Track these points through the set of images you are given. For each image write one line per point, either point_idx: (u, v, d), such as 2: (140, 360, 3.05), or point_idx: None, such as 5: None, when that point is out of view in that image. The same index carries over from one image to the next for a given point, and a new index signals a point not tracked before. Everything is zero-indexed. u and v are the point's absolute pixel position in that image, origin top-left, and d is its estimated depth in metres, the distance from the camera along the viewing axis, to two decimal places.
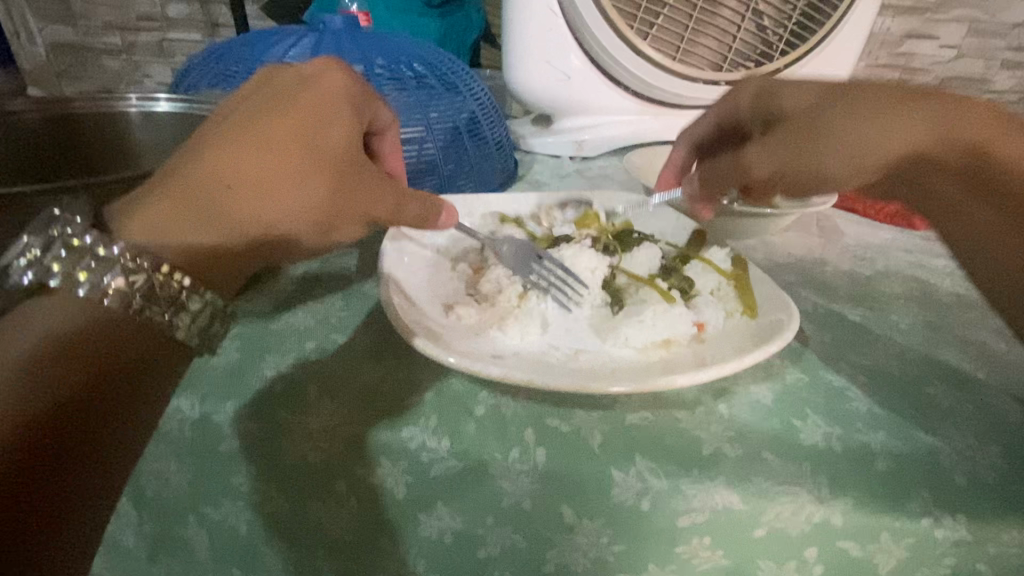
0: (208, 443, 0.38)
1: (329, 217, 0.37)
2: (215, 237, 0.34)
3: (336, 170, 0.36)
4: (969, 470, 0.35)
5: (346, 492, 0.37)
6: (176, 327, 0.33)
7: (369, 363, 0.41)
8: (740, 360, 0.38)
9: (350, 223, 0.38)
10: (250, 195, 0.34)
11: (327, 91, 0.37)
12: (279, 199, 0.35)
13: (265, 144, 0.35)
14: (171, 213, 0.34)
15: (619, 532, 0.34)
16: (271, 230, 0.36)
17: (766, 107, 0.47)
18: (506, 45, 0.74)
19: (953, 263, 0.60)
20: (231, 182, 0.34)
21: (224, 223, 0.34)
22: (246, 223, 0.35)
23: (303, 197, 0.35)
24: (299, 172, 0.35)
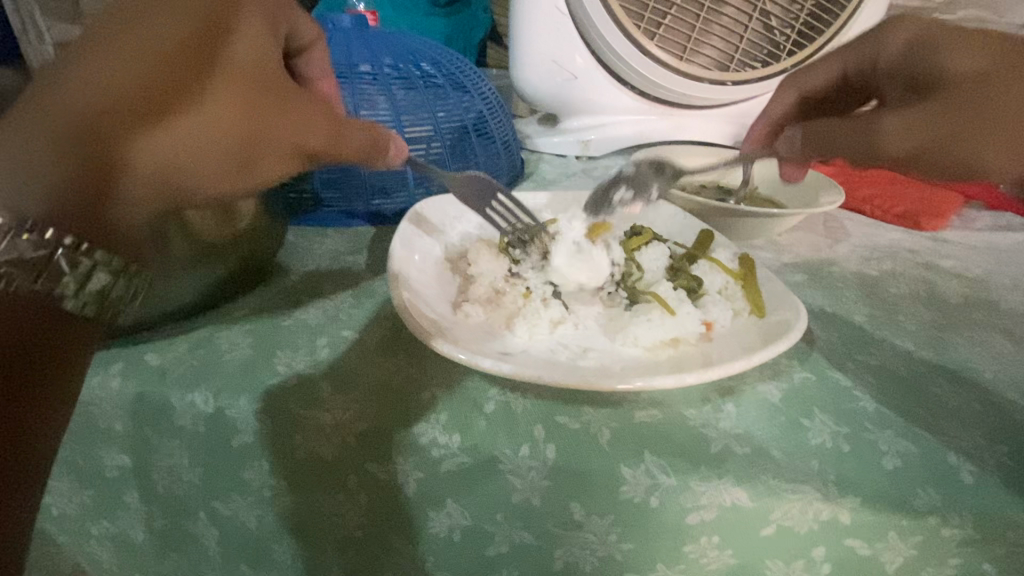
0: (221, 438, 0.38)
1: (246, 149, 0.34)
2: (74, 175, 0.27)
3: (248, 86, 0.34)
4: (976, 469, 0.35)
5: (358, 487, 0.37)
6: (62, 296, 0.28)
7: (380, 359, 0.41)
8: (748, 359, 0.38)
9: (270, 160, 0.36)
10: (132, 115, 0.29)
11: (232, 5, 0.36)
12: (177, 124, 0.30)
13: (157, 62, 0.30)
14: (16, 143, 0.27)
15: (628, 528, 0.34)
16: (177, 172, 0.31)
17: (841, 135, 0.50)
18: (513, 44, 0.75)
19: (960, 264, 0.60)
20: (105, 101, 0.29)
21: (92, 155, 0.28)
22: (142, 163, 0.29)
23: (209, 121, 0.32)
24: (205, 92, 0.32)
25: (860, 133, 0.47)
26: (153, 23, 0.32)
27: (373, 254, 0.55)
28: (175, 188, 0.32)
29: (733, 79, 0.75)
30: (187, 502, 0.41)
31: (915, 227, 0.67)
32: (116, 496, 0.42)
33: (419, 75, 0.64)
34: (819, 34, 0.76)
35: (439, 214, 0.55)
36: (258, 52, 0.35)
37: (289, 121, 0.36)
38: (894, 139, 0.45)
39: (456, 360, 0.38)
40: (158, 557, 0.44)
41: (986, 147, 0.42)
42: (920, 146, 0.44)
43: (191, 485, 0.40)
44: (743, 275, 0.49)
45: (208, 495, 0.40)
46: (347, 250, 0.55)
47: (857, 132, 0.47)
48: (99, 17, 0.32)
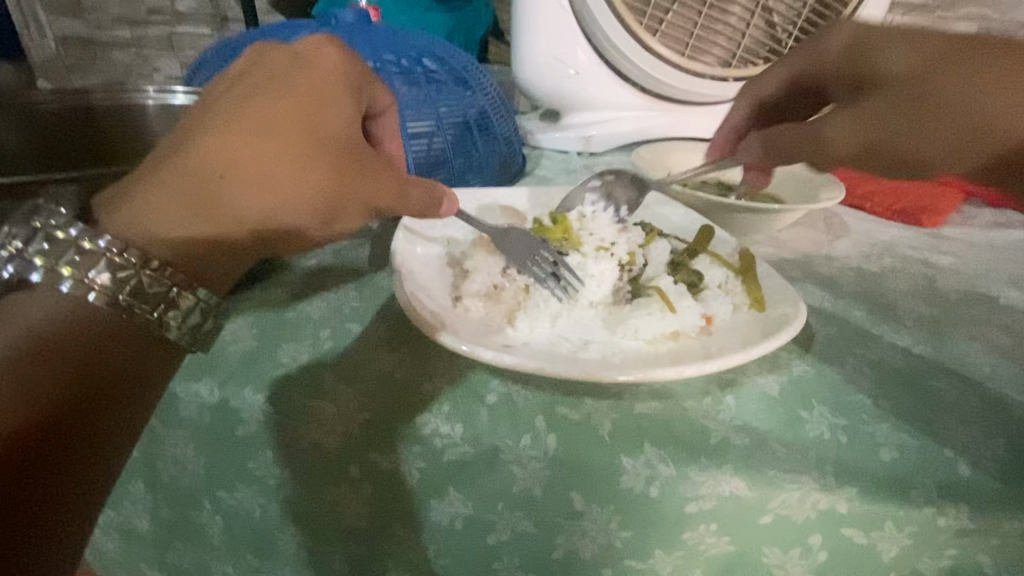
0: (226, 427, 0.39)
1: (329, 208, 0.37)
2: (216, 226, 0.34)
3: (327, 154, 0.36)
4: (972, 461, 0.35)
5: (361, 477, 0.38)
6: (166, 327, 0.33)
7: (383, 352, 0.42)
8: (746, 351, 0.38)
9: (345, 216, 0.38)
10: (246, 181, 0.34)
11: (321, 78, 0.38)
12: (277, 190, 0.35)
13: (274, 133, 0.35)
14: (159, 201, 0.34)
15: (627, 518, 0.35)
16: (271, 223, 0.36)
17: (858, 66, 0.44)
18: (516, 39, 0.75)
19: (959, 261, 0.60)
20: (224, 172, 0.34)
21: (214, 214, 0.34)
22: (248, 213, 0.35)
23: (293, 188, 0.35)
24: (296, 162, 0.35)
25: (820, 155, 0.44)
26: (255, 95, 0.36)
27: (375, 247, 0.56)
28: (266, 233, 0.36)
29: (735, 75, 0.76)
30: (192, 491, 0.41)
31: (916, 223, 0.67)
32: (121, 485, 0.42)
33: (423, 71, 0.65)
34: (825, 30, 0.75)
35: None
36: (347, 124, 0.38)
37: (344, 181, 0.36)
38: (924, 147, 0.41)
39: (458, 351, 0.38)
40: (163, 546, 0.44)
41: (917, 134, 0.41)
42: (866, 143, 0.42)
43: (195, 475, 0.41)
44: (743, 269, 0.49)
45: (213, 485, 0.41)
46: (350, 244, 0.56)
47: (818, 150, 0.44)
48: (217, 97, 0.37)
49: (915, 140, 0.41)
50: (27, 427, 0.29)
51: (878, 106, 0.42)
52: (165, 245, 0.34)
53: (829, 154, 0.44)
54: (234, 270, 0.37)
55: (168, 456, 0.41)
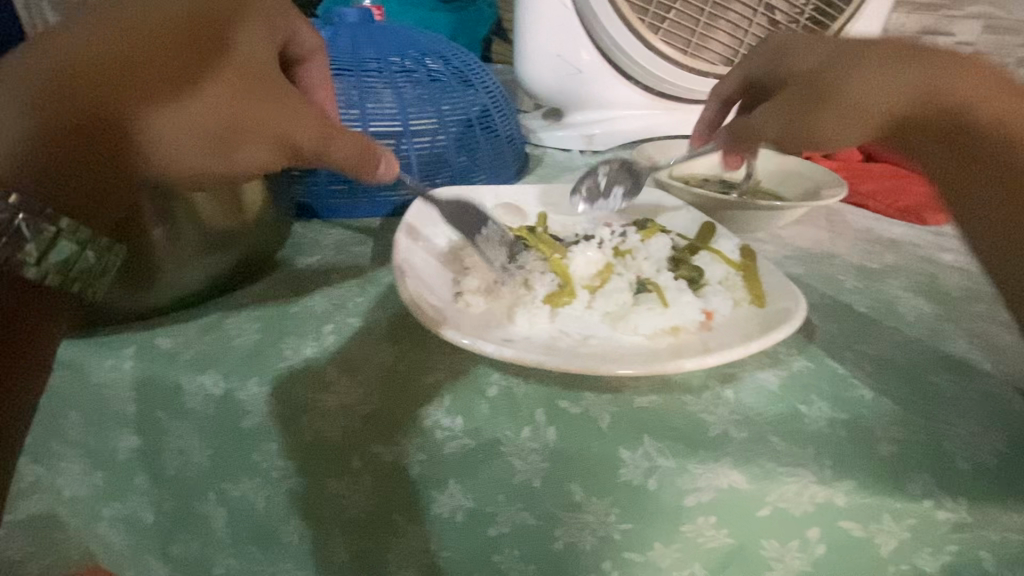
0: (231, 419, 0.39)
1: (226, 133, 0.35)
2: (89, 148, 0.32)
3: (230, 77, 0.36)
4: (971, 455, 0.36)
5: (362, 468, 0.38)
6: (27, 263, 0.32)
7: (385, 346, 0.42)
8: (746, 346, 0.38)
9: (247, 146, 0.37)
10: (129, 95, 0.33)
11: (243, 10, 0.40)
12: (170, 108, 0.34)
13: (171, 43, 0.34)
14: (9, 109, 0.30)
15: (627, 510, 0.35)
16: (141, 139, 0.33)
17: (777, 59, 0.51)
18: (518, 38, 0.76)
19: (962, 258, 0.60)
20: (101, 83, 0.32)
21: (86, 134, 0.31)
22: (113, 114, 0.32)
23: (189, 107, 0.34)
24: (194, 79, 0.34)
25: (828, 95, 0.44)
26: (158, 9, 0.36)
27: (379, 244, 0.56)
28: (137, 148, 0.33)
29: None
30: (197, 483, 0.42)
31: (920, 222, 0.67)
32: (127, 478, 0.43)
33: (425, 68, 0.65)
34: (825, 29, 0.76)
35: (446, 204, 0.56)
36: (259, 54, 0.39)
37: (243, 109, 0.36)
38: (867, 89, 0.43)
39: (458, 343, 0.38)
40: (167, 539, 0.45)
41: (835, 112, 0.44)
42: (883, 98, 0.42)
43: (200, 467, 0.41)
44: (744, 265, 0.49)
45: (217, 477, 0.41)
46: (353, 241, 0.57)
47: (841, 108, 0.44)
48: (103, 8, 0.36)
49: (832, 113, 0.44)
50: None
51: (848, 94, 0.43)
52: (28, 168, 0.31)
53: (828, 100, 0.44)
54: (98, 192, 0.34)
55: (174, 449, 0.41)
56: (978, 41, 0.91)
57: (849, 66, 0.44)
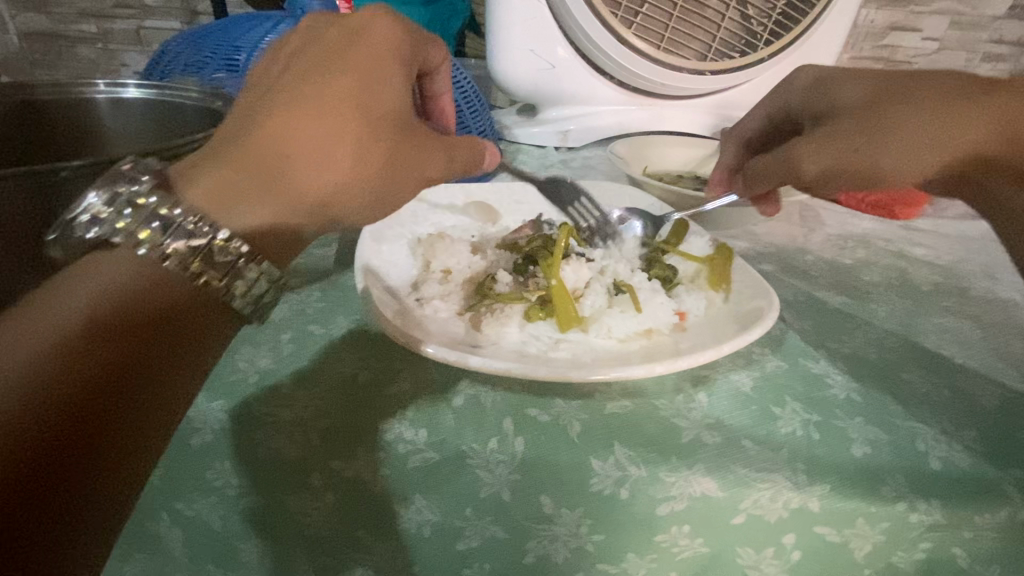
0: (175, 438, 0.36)
1: (381, 194, 0.38)
2: (287, 218, 0.34)
3: (383, 131, 0.36)
4: (943, 455, 0.35)
5: (320, 485, 0.34)
6: (233, 295, 0.31)
7: (347, 355, 0.40)
8: (718, 348, 0.38)
9: (401, 184, 0.39)
10: (315, 160, 0.34)
11: (375, 52, 0.37)
12: (337, 174, 0.35)
13: (317, 113, 0.34)
14: (224, 179, 0.32)
15: (598, 520, 0.32)
16: (334, 205, 0.36)
17: (801, 177, 0.49)
18: (487, 30, 0.73)
19: (930, 252, 0.61)
20: (289, 153, 0.33)
21: (284, 200, 0.33)
22: (310, 195, 0.34)
23: (354, 165, 0.35)
24: (356, 138, 0.35)
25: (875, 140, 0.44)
26: (292, 80, 0.35)
27: (343, 246, 0.54)
28: (330, 215, 0.36)
29: (711, 70, 0.75)
30: None
31: (890, 216, 0.68)
32: None
33: None
34: (796, 24, 0.76)
35: (415, 204, 0.54)
36: (398, 101, 0.37)
37: (394, 163, 0.37)
38: (885, 157, 0.44)
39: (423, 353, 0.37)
40: None
41: (885, 153, 0.44)
42: (850, 161, 0.46)
43: None
44: (711, 258, 0.49)
45: None
46: (316, 243, 0.54)
47: (870, 134, 0.45)
48: (283, 72, 0.36)
49: (878, 157, 0.45)
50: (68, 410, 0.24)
51: (846, 130, 0.46)
52: (254, 237, 0.33)
53: (878, 139, 0.44)
54: (298, 243, 0.36)
55: None
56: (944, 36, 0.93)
57: (868, 142, 0.45)
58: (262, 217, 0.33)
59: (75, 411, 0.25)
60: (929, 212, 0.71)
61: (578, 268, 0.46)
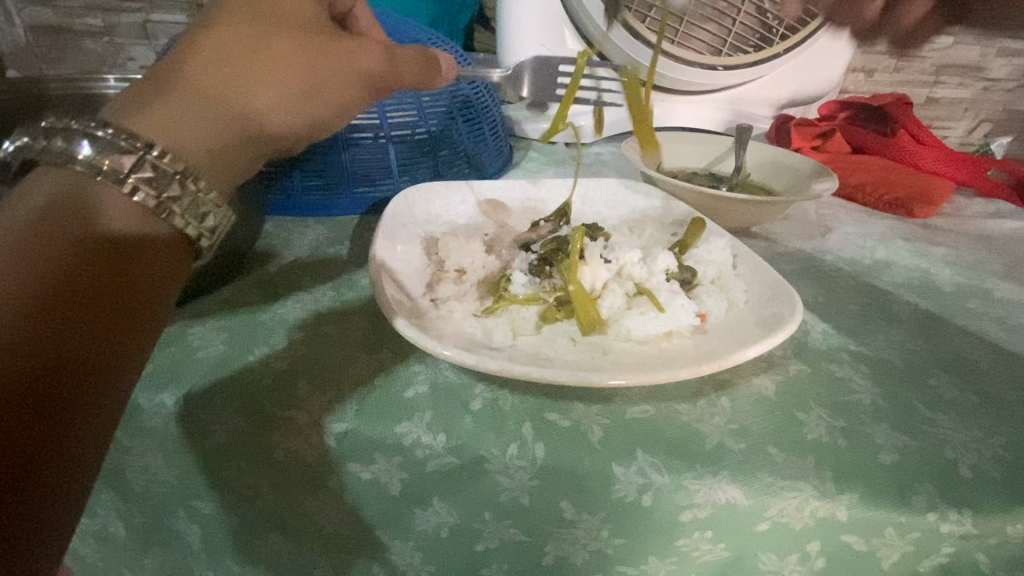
0: (193, 439, 0.36)
1: (310, 97, 0.36)
2: (210, 132, 0.33)
3: (302, 57, 0.35)
4: (973, 463, 0.34)
5: (340, 488, 0.35)
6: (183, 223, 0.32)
7: (361, 355, 0.40)
8: (742, 352, 0.37)
9: (328, 87, 0.37)
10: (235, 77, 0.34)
11: None
12: (263, 84, 0.34)
13: (231, 42, 0.34)
14: (163, 113, 0.32)
15: (620, 525, 0.33)
16: (252, 112, 0.34)
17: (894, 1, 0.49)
18: (500, 27, 0.73)
19: (951, 252, 0.60)
20: (221, 59, 0.33)
21: (211, 115, 0.33)
22: (224, 104, 0.33)
23: (278, 84, 0.35)
24: (280, 64, 0.34)
25: None
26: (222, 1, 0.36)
27: (355, 245, 0.54)
28: (252, 127, 0.35)
29: (726, 64, 0.73)
30: (166, 501, 0.38)
31: (907, 214, 0.67)
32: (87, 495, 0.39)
33: None
34: (812, 18, 0.74)
35: (425, 201, 0.53)
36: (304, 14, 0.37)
37: (308, 62, 0.36)
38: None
39: (399, 330, 0.38)
40: (134, 561, 0.41)
41: None
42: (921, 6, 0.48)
43: (165, 487, 0.38)
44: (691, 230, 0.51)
45: (183, 496, 0.37)
46: (328, 242, 0.54)
47: None
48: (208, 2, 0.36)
49: None
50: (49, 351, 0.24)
51: None
52: (159, 136, 0.32)
53: None
54: (216, 148, 0.34)
55: (133, 470, 0.38)
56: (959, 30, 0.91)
57: None
58: (186, 121, 0.33)
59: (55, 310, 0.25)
60: (947, 211, 0.70)
61: (595, 267, 0.45)
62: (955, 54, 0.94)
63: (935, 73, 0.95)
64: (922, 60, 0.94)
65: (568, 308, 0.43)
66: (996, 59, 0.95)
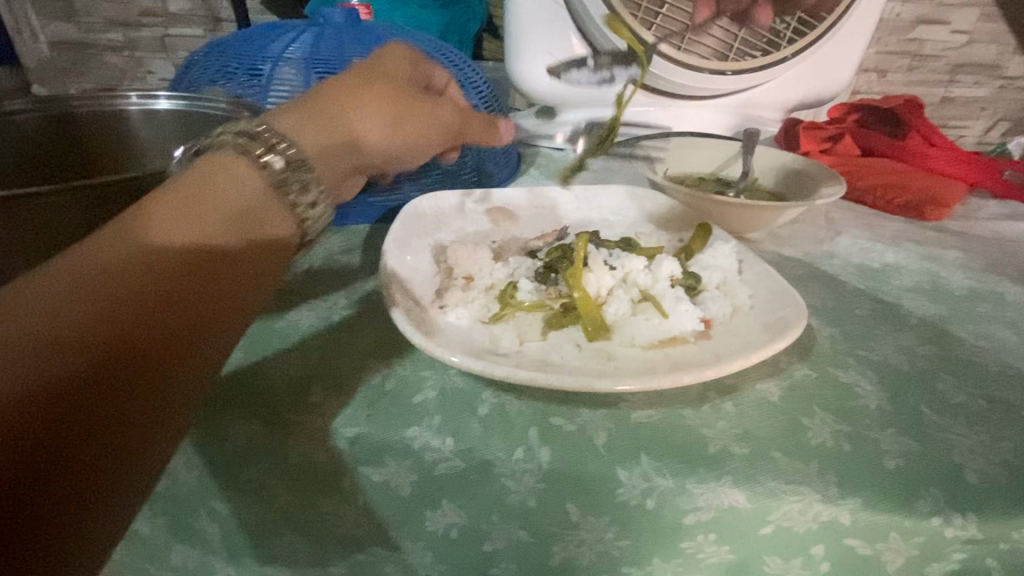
0: (211, 443, 0.37)
1: (406, 146, 0.42)
2: (331, 150, 0.36)
3: (403, 104, 0.40)
4: (979, 468, 0.34)
5: (352, 490, 0.37)
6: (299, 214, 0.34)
7: (373, 362, 0.41)
8: (746, 358, 0.37)
9: (420, 140, 0.43)
10: (354, 107, 0.37)
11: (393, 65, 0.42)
12: (385, 127, 0.39)
13: (353, 85, 0.38)
14: (302, 121, 0.36)
15: (625, 528, 0.34)
16: (370, 145, 0.39)
17: None
18: (507, 36, 0.73)
19: (964, 255, 0.59)
20: (349, 100, 0.37)
21: (339, 129, 0.37)
22: (345, 122, 0.37)
23: (393, 134, 0.40)
24: (389, 110, 0.39)
25: None
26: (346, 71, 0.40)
27: (367, 253, 0.55)
28: (361, 154, 0.39)
29: (734, 69, 0.74)
30: (186, 501, 0.39)
31: (919, 217, 0.67)
32: None
33: None
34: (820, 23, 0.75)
35: (434, 210, 0.55)
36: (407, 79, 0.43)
37: (417, 111, 0.41)
38: None
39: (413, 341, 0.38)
40: (158, 558, 0.42)
41: None
42: None
43: (186, 487, 0.39)
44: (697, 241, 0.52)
45: (204, 496, 0.39)
46: (341, 251, 0.55)
47: None
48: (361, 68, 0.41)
49: None
50: (102, 387, 0.23)
51: None
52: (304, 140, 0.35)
53: None
54: (336, 167, 0.37)
55: None
56: (973, 29, 0.91)
57: None
58: (324, 136, 0.36)
59: (123, 355, 0.24)
60: (960, 213, 0.69)
61: (603, 275, 0.45)
62: (970, 53, 0.94)
63: (950, 73, 0.95)
64: (936, 60, 0.94)
65: (575, 314, 0.44)
66: (1012, 57, 0.94)
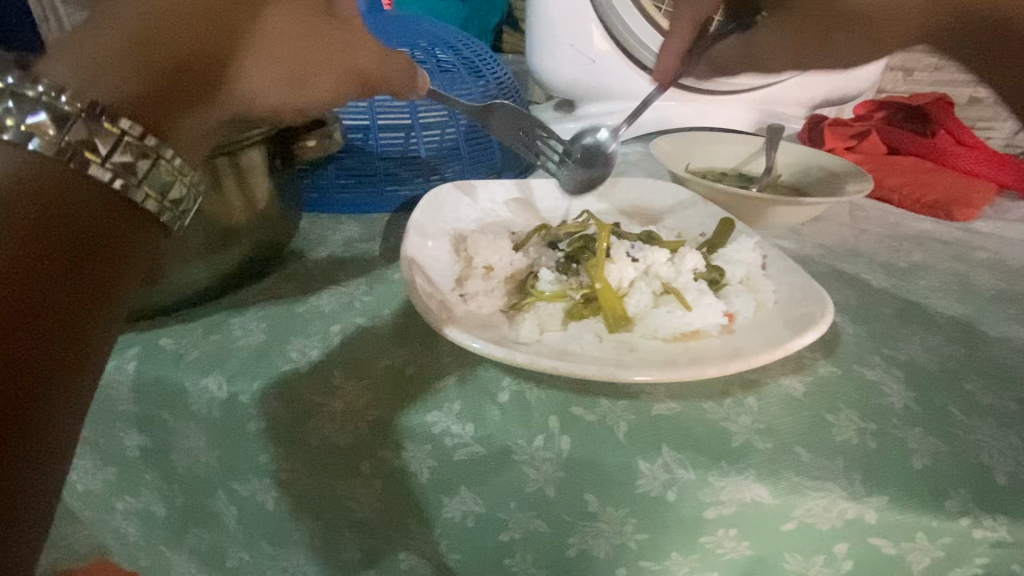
0: (234, 423, 0.38)
1: (308, 91, 0.28)
2: (169, 108, 0.22)
3: (300, 29, 0.26)
4: (1010, 469, 0.34)
5: (371, 473, 0.37)
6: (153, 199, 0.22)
7: (392, 347, 0.41)
8: (771, 351, 0.37)
9: (323, 77, 0.28)
10: (219, 33, 0.23)
11: None
12: (265, 65, 0.25)
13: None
14: (116, 56, 0.21)
15: (644, 521, 0.34)
16: (239, 98, 0.25)
17: None
18: (529, 29, 0.73)
19: (994, 256, 0.58)
20: (205, 18, 0.23)
21: (173, 71, 0.22)
22: (190, 60, 0.23)
23: (286, 72, 0.26)
24: (279, 41, 0.25)
25: None
26: None
27: (387, 241, 0.55)
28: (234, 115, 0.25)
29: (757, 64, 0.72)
30: (206, 482, 0.40)
31: (946, 216, 0.66)
32: (137, 474, 0.42)
33: (434, 59, 0.61)
34: None
35: (454, 199, 0.54)
36: None
37: (319, 40, 0.27)
38: None
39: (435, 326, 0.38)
40: (179, 537, 0.43)
41: None
42: None
43: (207, 468, 0.40)
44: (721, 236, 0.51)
45: (224, 477, 0.39)
46: (360, 238, 0.55)
47: None
48: None
49: None
50: None
51: None
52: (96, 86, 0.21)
53: None
54: (182, 127, 0.23)
55: (178, 451, 0.40)
56: None
57: None
58: (138, 81, 0.22)
59: None
60: (989, 214, 0.68)
61: (625, 267, 0.45)
62: None
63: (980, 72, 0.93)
64: None
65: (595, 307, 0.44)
66: None
